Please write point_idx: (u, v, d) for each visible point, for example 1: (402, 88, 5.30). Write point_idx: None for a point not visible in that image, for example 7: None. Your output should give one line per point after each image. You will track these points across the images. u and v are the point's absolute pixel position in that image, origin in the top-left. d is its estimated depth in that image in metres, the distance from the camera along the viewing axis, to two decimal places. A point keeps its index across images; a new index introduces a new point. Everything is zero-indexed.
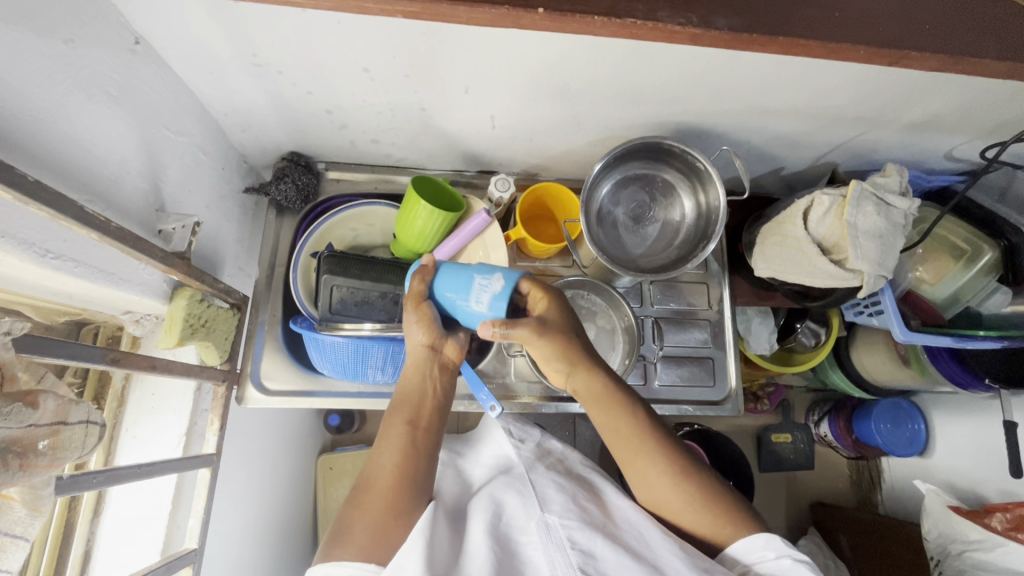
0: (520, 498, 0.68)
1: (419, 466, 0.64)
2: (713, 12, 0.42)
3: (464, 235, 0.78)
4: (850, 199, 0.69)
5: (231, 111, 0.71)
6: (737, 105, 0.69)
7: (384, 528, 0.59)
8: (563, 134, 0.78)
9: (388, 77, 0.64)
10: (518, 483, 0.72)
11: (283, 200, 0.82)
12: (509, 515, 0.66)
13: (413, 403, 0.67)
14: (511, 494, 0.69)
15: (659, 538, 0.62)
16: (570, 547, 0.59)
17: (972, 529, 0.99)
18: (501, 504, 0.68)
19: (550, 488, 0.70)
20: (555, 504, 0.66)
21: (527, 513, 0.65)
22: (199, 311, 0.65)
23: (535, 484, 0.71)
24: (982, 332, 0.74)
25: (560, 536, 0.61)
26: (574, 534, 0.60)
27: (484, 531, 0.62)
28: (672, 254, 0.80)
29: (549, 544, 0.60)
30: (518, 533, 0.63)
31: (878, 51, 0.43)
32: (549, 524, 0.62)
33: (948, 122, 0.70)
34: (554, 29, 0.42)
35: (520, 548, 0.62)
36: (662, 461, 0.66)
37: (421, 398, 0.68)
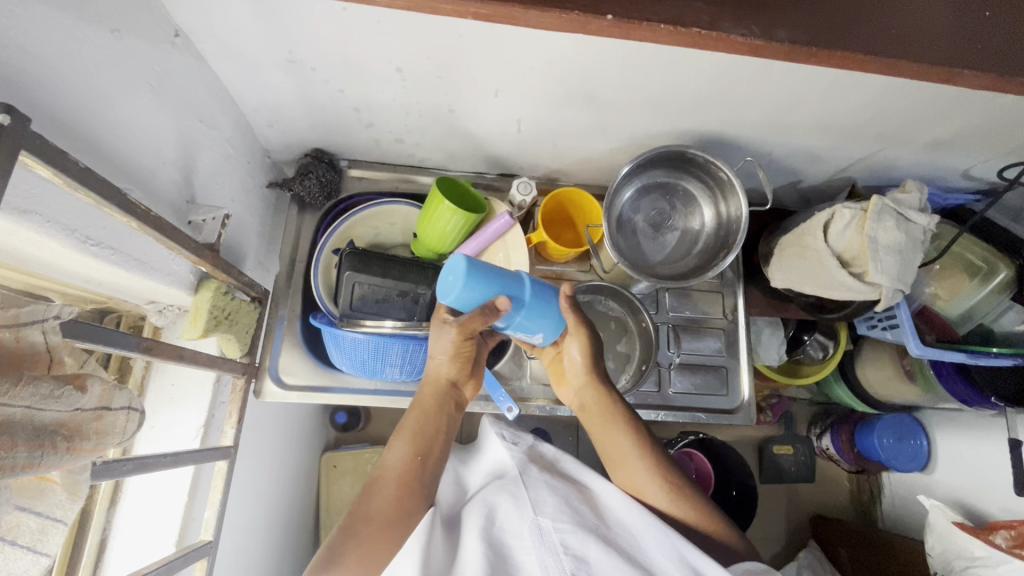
0: (512, 499, 0.66)
1: (418, 500, 0.63)
2: (775, 24, 0.43)
3: (485, 237, 0.79)
4: (872, 213, 0.69)
5: (259, 106, 0.71)
6: (761, 117, 0.70)
7: (372, 556, 0.58)
8: (587, 139, 0.78)
9: (420, 77, 0.65)
10: (509, 484, 0.69)
11: (306, 195, 0.82)
12: (502, 519, 0.64)
13: (428, 433, 0.65)
14: (502, 495, 0.67)
15: (650, 536, 0.61)
16: (562, 552, 0.58)
17: (977, 545, 1.00)
18: (494, 506, 0.66)
19: (541, 487, 0.67)
20: (548, 505, 0.63)
21: (520, 516, 0.63)
22: (224, 304, 0.66)
23: (527, 485, 0.68)
24: (995, 349, 0.75)
25: (552, 539, 0.59)
26: (565, 538, 0.59)
27: (478, 538, 0.61)
28: (690, 262, 0.81)
29: (542, 549, 0.59)
30: (512, 537, 0.62)
31: (924, 68, 0.44)
32: (542, 528, 0.60)
33: (968, 140, 0.71)
34: (619, 36, 0.42)
35: (514, 554, 0.61)
36: (652, 469, 0.68)
37: (434, 428, 0.66)
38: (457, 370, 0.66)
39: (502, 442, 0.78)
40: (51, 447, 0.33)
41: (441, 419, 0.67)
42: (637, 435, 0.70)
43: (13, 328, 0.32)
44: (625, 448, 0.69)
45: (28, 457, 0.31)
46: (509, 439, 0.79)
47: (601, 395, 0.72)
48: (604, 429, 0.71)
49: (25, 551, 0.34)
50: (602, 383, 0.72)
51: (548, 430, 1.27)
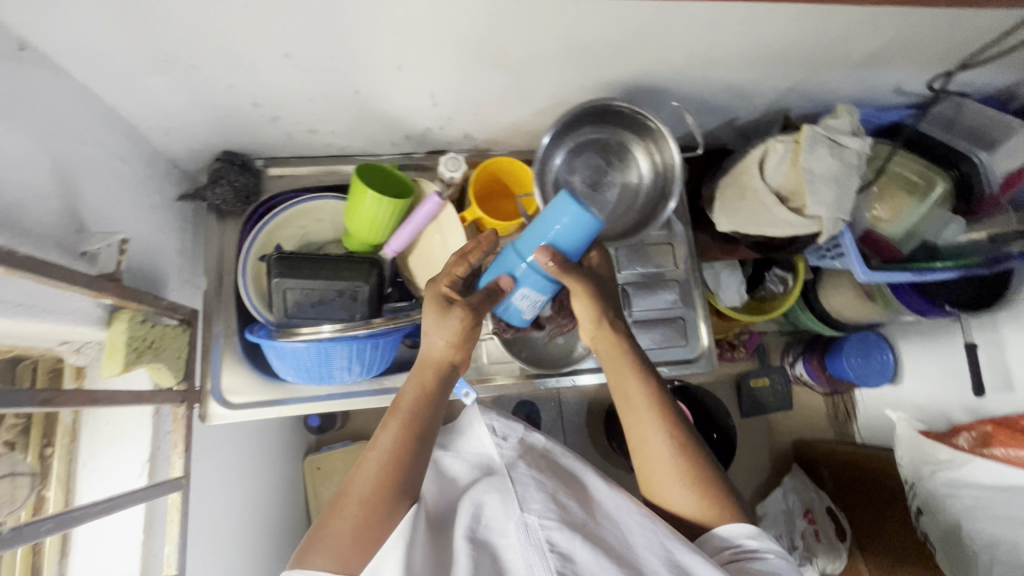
0: (500, 496, 0.62)
1: (409, 479, 0.58)
2: None
3: (418, 222, 0.75)
4: (804, 143, 0.67)
5: (148, 114, 0.65)
6: (684, 56, 0.67)
7: (361, 537, 0.53)
8: (510, 104, 0.74)
9: (312, 60, 0.60)
10: (496, 481, 0.66)
11: (221, 204, 0.76)
12: (488, 517, 0.60)
13: (425, 418, 0.60)
14: (489, 492, 0.63)
15: (638, 532, 0.58)
16: (547, 548, 0.54)
17: (942, 450, 1.04)
18: (480, 504, 0.62)
19: (528, 485, 0.65)
20: (535, 501, 0.60)
21: (506, 513, 0.59)
22: (144, 332, 0.61)
23: (514, 482, 0.64)
24: (942, 263, 0.75)
25: (539, 535, 0.56)
26: (552, 535, 0.55)
27: (463, 537, 0.57)
28: (633, 218, 0.79)
29: (527, 546, 0.55)
30: (496, 535, 0.58)
31: None
32: (528, 524, 0.57)
33: (895, 53, 0.69)
34: None
35: (501, 554, 0.56)
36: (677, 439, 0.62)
37: (430, 412, 0.61)
38: (463, 356, 0.63)
39: (493, 443, 0.76)
40: None
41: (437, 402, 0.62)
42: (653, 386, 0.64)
43: None
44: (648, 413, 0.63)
45: None
46: (500, 436, 0.78)
47: (620, 348, 0.67)
48: (628, 389, 0.65)
49: None
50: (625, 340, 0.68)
51: (535, 402, 1.32)
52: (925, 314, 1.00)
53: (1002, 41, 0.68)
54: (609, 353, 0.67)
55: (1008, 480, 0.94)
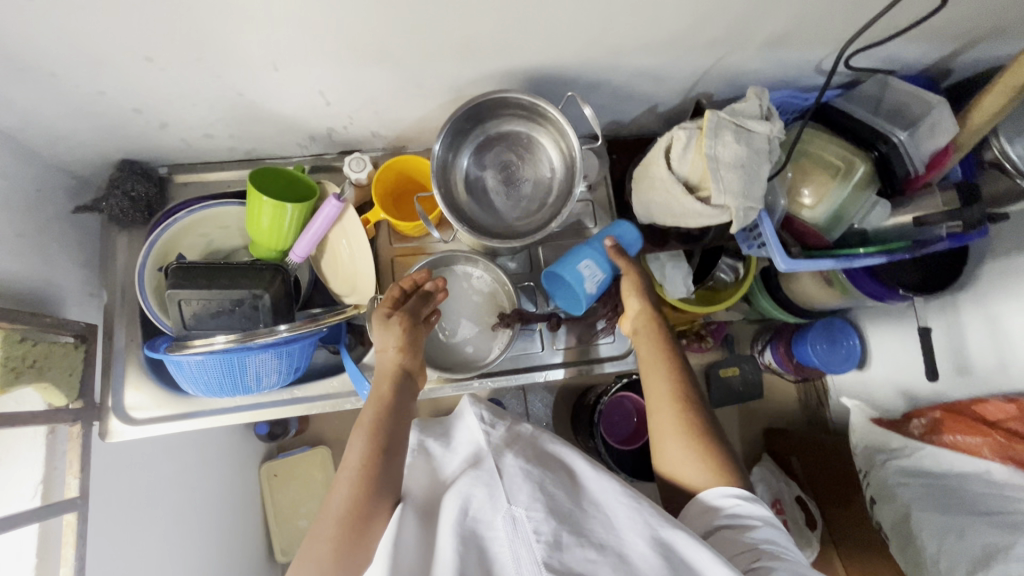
0: (486, 488, 0.57)
1: (381, 488, 0.58)
2: None
3: (321, 227, 0.72)
4: (707, 130, 0.65)
5: (24, 125, 0.63)
6: (577, 43, 0.64)
7: (345, 550, 0.55)
8: (409, 100, 0.71)
9: (178, 63, 0.57)
10: (483, 472, 0.60)
11: (119, 214, 0.74)
12: (475, 510, 0.56)
13: (390, 428, 0.62)
14: (476, 485, 0.58)
15: (625, 514, 0.55)
16: (535, 541, 0.51)
17: (895, 437, 1.01)
18: (466, 496, 0.57)
19: (515, 471, 0.59)
20: (523, 493, 0.56)
21: (494, 506, 0.55)
22: (24, 351, 0.60)
23: (503, 473, 0.59)
24: (863, 249, 0.73)
25: (527, 531, 0.52)
26: (540, 528, 0.52)
27: (451, 539, 0.53)
28: (547, 213, 0.76)
29: (516, 541, 0.52)
30: (485, 529, 0.54)
31: None
32: (516, 518, 0.53)
33: (801, 31, 0.67)
34: None
35: (490, 550, 0.53)
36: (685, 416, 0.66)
37: (397, 419, 0.63)
38: (410, 360, 0.66)
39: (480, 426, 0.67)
40: None
41: (401, 410, 0.64)
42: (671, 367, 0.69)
43: None
44: (663, 387, 0.67)
45: None
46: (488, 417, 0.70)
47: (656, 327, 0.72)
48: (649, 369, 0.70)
49: None
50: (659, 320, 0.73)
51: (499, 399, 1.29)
52: (879, 297, 0.95)
53: (909, 14, 0.65)
54: (649, 333, 0.72)
55: (960, 466, 0.92)
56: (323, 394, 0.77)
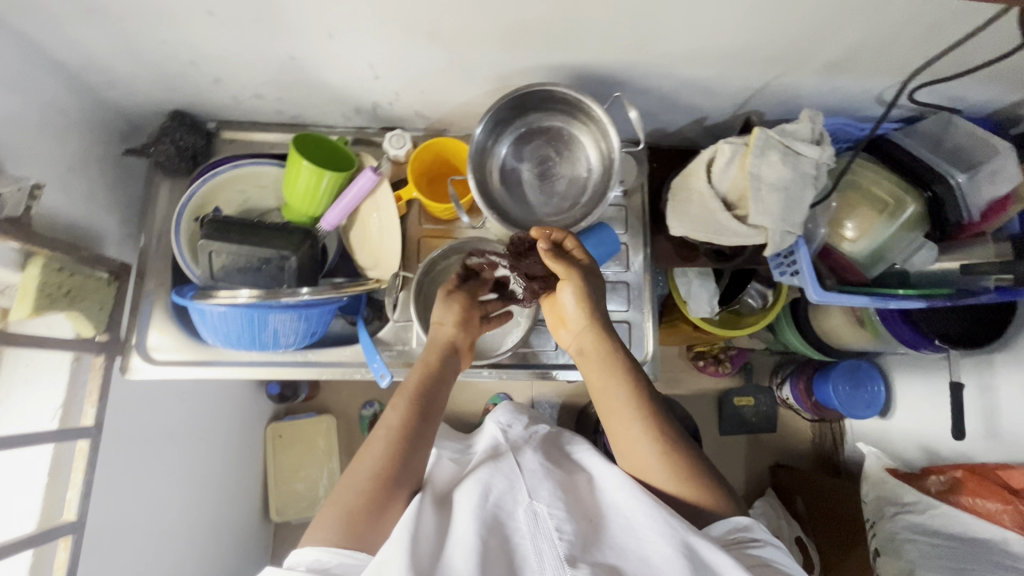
0: (506, 480, 0.60)
1: (408, 457, 0.60)
2: None
3: (353, 198, 0.73)
4: (753, 147, 0.63)
5: (87, 65, 0.65)
6: (631, 44, 0.63)
7: (363, 517, 0.56)
8: (456, 83, 0.71)
9: (237, 20, 0.58)
10: (504, 466, 0.63)
11: (165, 161, 0.76)
12: (496, 496, 0.58)
13: (431, 396, 0.64)
14: (497, 475, 0.61)
15: (642, 514, 0.53)
16: (557, 536, 0.52)
17: (907, 491, 0.97)
18: (488, 484, 0.59)
19: (537, 472, 0.62)
20: (544, 490, 0.59)
21: (515, 497, 0.58)
22: (60, 281, 0.62)
23: (523, 469, 0.62)
24: (903, 290, 0.70)
25: (548, 525, 0.53)
26: (561, 523, 0.54)
27: (472, 519, 0.54)
28: (578, 213, 0.75)
29: (536, 534, 0.53)
30: (508, 517, 0.56)
31: None
32: (537, 512, 0.55)
33: (866, 57, 0.64)
34: None
35: (510, 535, 0.54)
36: (647, 426, 0.61)
37: (436, 390, 0.65)
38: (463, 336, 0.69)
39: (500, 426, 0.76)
40: None
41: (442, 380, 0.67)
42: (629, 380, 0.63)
43: None
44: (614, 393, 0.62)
45: None
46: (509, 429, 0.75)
47: (605, 343, 0.64)
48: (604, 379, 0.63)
49: None
50: (603, 328, 0.65)
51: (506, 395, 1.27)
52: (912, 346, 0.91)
53: (985, 52, 0.62)
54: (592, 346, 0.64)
55: (973, 531, 0.88)
56: (334, 360, 0.78)
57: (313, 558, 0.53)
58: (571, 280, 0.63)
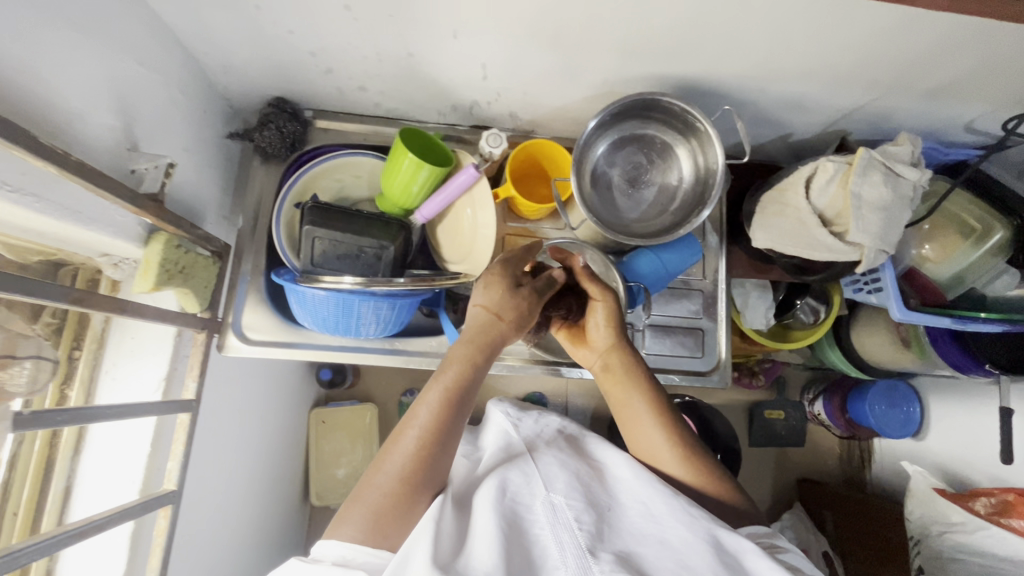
0: (522, 472, 0.61)
1: (439, 455, 0.57)
2: None
3: (451, 192, 0.76)
4: (856, 166, 0.65)
5: (210, 50, 0.67)
6: (743, 59, 0.65)
7: (390, 515, 0.53)
8: (560, 87, 0.73)
9: (371, 15, 0.60)
10: (518, 459, 0.64)
11: (267, 147, 0.78)
12: (513, 489, 0.58)
13: (463, 392, 0.60)
14: (512, 468, 0.61)
15: (660, 502, 0.55)
16: (577, 528, 0.53)
17: (955, 511, 0.98)
18: (504, 477, 0.59)
19: (552, 462, 0.63)
20: (560, 481, 0.59)
21: (531, 489, 0.58)
22: (177, 258, 0.64)
23: (538, 461, 0.63)
24: (984, 313, 0.71)
25: (567, 515, 0.54)
26: (581, 514, 0.54)
27: (492, 510, 0.54)
28: (667, 220, 0.77)
29: (556, 526, 0.53)
30: (524, 510, 0.56)
31: None
32: (556, 505, 0.55)
33: (969, 85, 0.66)
34: None
35: (528, 529, 0.54)
36: (668, 432, 0.64)
37: (467, 384, 0.61)
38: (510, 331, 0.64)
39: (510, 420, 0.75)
40: None
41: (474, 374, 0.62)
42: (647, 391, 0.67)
43: None
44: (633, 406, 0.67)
45: None
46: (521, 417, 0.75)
47: (628, 360, 0.69)
48: (622, 391, 0.68)
49: None
50: (626, 347, 0.71)
51: (543, 394, 1.29)
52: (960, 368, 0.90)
53: None
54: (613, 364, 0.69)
55: None
56: (420, 350, 0.80)
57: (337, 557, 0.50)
58: (605, 302, 0.71)
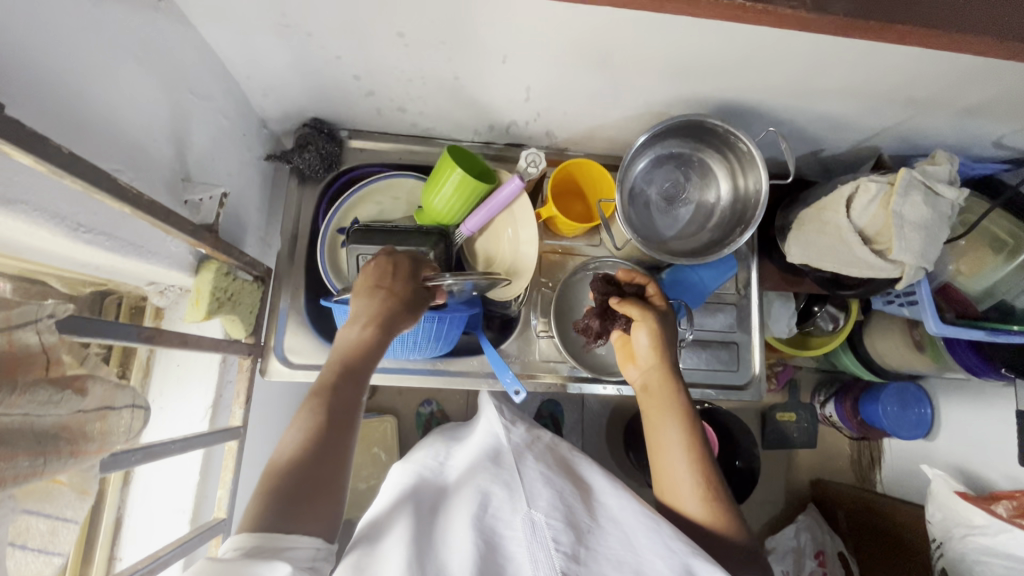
0: (506, 488, 0.60)
1: (319, 434, 0.53)
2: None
3: (493, 207, 0.75)
4: (898, 187, 0.66)
5: (254, 75, 0.66)
6: (788, 83, 0.66)
7: (274, 499, 0.49)
8: (601, 108, 0.74)
9: (422, 42, 0.60)
10: (504, 472, 0.63)
11: (306, 168, 0.78)
12: (495, 508, 0.57)
13: (346, 371, 0.57)
14: (496, 484, 0.60)
15: (642, 534, 0.55)
16: (553, 547, 0.52)
17: (977, 514, 0.99)
18: (486, 493, 0.59)
19: (536, 478, 0.62)
20: (542, 499, 0.58)
21: (513, 505, 0.57)
22: (226, 285, 0.64)
23: (521, 475, 0.62)
24: (1016, 326, 0.73)
25: (545, 534, 0.53)
26: (558, 535, 0.53)
27: (469, 528, 0.54)
28: (705, 237, 0.79)
29: (533, 544, 0.53)
30: (503, 527, 0.56)
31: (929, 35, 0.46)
32: (534, 522, 0.54)
33: (1004, 106, 0.67)
34: (655, 9, 0.43)
35: (506, 547, 0.54)
36: (691, 454, 0.64)
37: (350, 364, 0.58)
38: (381, 298, 0.61)
39: (500, 423, 0.73)
40: (55, 452, 0.34)
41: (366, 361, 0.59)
42: (681, 408, 0.67)
43: (6, 330, 0.33)
44: (670, 423, 0.66)
45: (31, 464, 0.32)
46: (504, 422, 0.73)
47: (667, 383, 0.68)
48: (654, 404, 0.68)
49: (36, 553, 0.36)
50: (669, 367, 0.69)
51: (558, 402, 1.28)
52: (974, 372, 0.91)
53: None
54: (654, 379, 0.69)
55: None
56: (463, 371, 0.81)
57: (247, 545, 0.46)
58: (646, 322, 0.69)
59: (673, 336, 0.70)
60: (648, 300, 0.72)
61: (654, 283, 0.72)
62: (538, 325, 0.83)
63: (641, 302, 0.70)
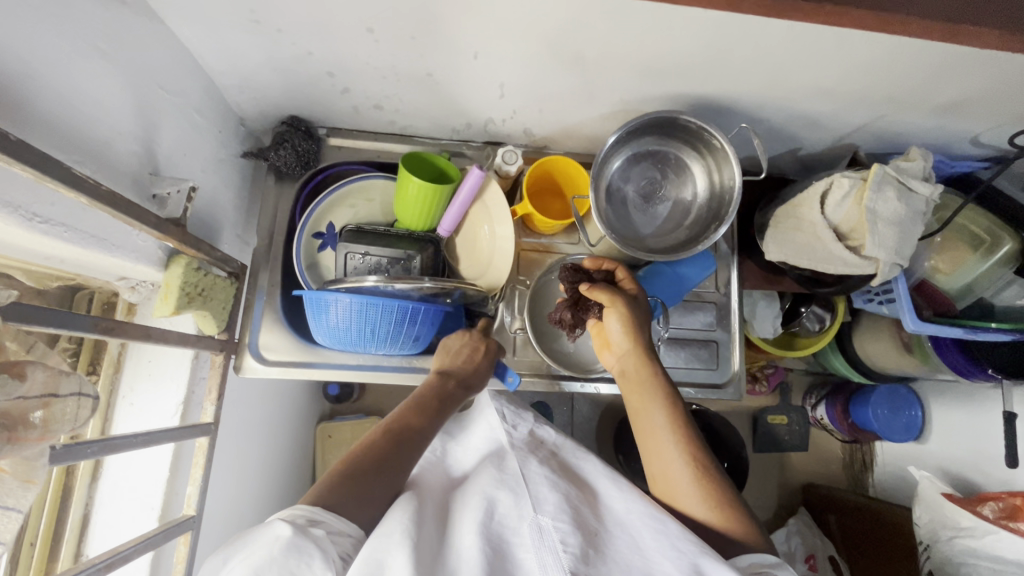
0: (513, 493, 0.58)
1: (398, 449, 0.60)
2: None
3: (464, 200, 0.75)
4: (872, 181, 0.66)
5: (229, 72, 0.67)
6: (761, 79, 0.66)
7: (353, 487, 0.55)
8: (576, 105, 0.74)
9: (393, 38, 0.61)
10: (508, 477, 0.61)
11: (282, 166, 0.78)
12: (502, 513, 0.55)
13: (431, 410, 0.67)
14: (502, 488, 0.58)
15: (649, 536, 0.53)
16: (561, 550, 0.50)
17: (964, 516, 0.98)
18: (492, 498, 0.57)
19: (542, 481, 0.60)
20: (549, 503, 0.56)
21: (520, 511, 0.55)
22: (197, 280, 0.64)
23: (527, 479, 0.60)
24: (994, 324, 0.72)
25: (553, 538, 0.51)
26: (566, 537, 0.51)
27: (477, 532, 0.52)
28: (683, 235, 0.78)
29: (541, 548, 0.51)
30: (510, 533, 0.53)
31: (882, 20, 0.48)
32: (542, 526, 0.52)
33: (979, 103, 0.67)
34: None
35: (512, 551, 0.52)
36: (681, 442, 0.63)
37: (434, 404, 0.67)
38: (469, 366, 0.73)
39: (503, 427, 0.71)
40: None
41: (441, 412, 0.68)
42: (664, 395, 0.66)
43: None
44: (652, 409, 0.65)
45: None
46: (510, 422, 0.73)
47: (644, 364, 0.68)
48: (638, 396, 0.67)
49: None
50: (644, 352, 0.69)
51: (547, 403, 1.27)
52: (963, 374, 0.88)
53: None
54: (629, 366, 0.69)
55: None
56: None
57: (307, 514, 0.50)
58: (616, 307, 0.69)
59: (645, 320, 0.70)
60: (619, 287, 0.73)
61: (621, 267, 0.74)
62: (513, 323, 0.82)
63: (610, 286, 0.71)
